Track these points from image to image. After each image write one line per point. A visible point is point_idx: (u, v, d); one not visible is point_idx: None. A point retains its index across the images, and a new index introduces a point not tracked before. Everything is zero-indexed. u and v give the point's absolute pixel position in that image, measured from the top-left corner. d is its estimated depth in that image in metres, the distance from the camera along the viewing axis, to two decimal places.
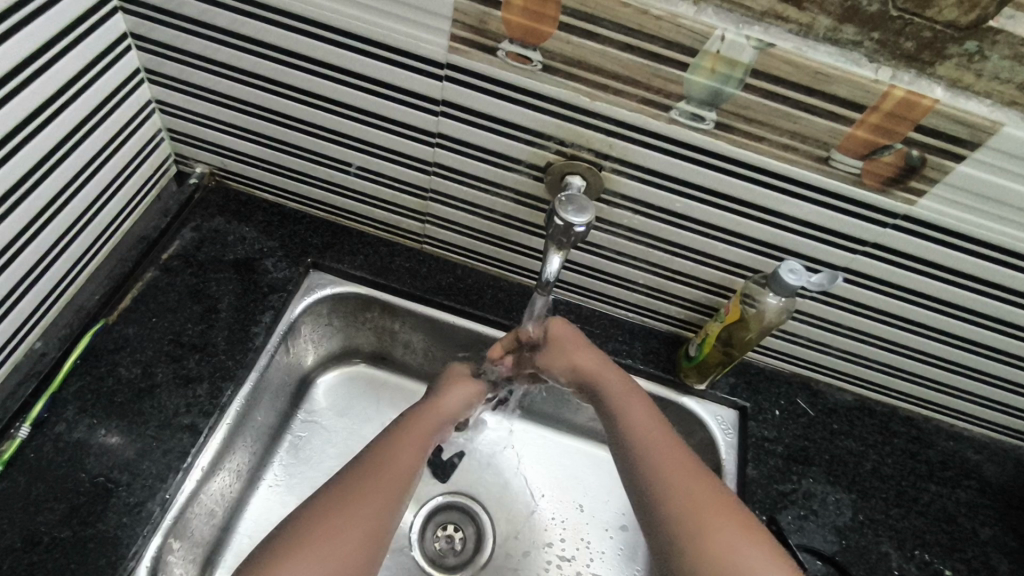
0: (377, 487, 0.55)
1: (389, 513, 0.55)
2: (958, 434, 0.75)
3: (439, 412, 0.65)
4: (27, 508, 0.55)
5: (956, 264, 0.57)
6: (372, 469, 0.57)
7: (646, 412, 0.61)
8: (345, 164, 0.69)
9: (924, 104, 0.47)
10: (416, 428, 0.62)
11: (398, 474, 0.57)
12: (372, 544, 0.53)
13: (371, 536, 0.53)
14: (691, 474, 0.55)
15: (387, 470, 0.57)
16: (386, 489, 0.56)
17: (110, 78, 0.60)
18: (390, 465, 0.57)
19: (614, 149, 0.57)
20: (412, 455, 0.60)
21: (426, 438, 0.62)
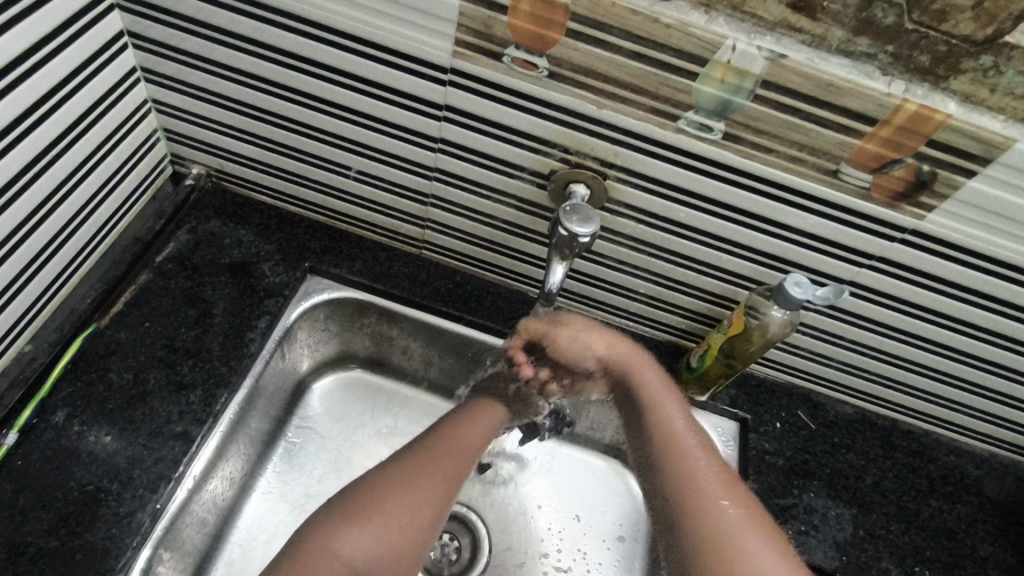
0: (428, 480, 0.59)
1: (443, 505, 0.59)
2: (959, 449, 0.75)
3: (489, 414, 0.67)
4: (13, 518, 0.54)
5: (964, 279, 0.57)
6: (421, 465, 0.59)
7: (664, 401, 0.63)
8: (345, 168, 0.68)
9: (936, 119, 0.46)
10: (470, 426, 0.65)
11: (451, 468, 0.60)
12: (420, 536, 0.57)
13: (421, 528, 0.57)
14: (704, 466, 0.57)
15: (439, 464, 0.60)
16: (440, 482, 0.59)
17: (105, 77, 0.59)
18: (442, 458, 0.60)
19: (619, 158, 0.56)
20: (465, 451, 0.62)
21: (478, 436, 0.65)
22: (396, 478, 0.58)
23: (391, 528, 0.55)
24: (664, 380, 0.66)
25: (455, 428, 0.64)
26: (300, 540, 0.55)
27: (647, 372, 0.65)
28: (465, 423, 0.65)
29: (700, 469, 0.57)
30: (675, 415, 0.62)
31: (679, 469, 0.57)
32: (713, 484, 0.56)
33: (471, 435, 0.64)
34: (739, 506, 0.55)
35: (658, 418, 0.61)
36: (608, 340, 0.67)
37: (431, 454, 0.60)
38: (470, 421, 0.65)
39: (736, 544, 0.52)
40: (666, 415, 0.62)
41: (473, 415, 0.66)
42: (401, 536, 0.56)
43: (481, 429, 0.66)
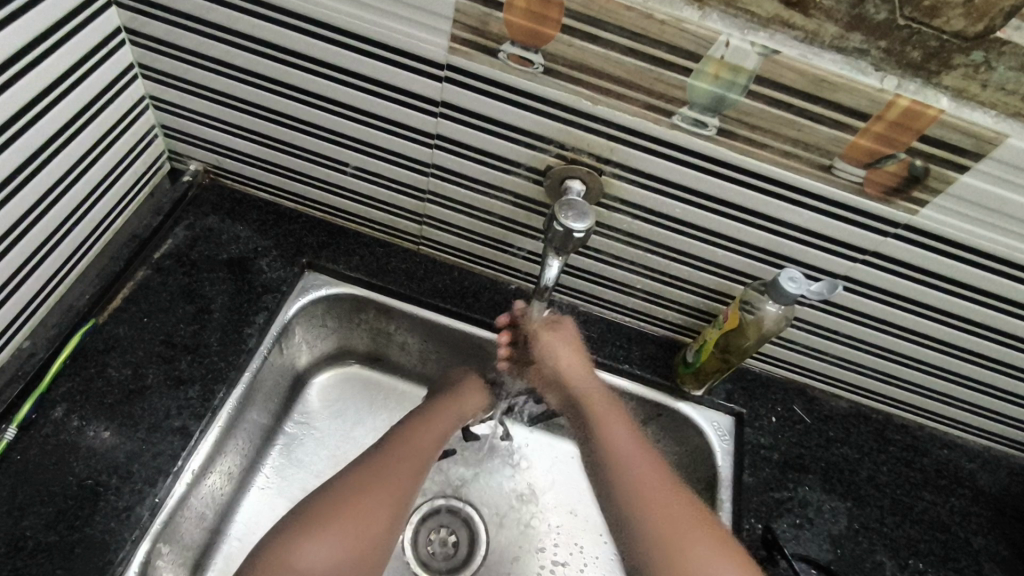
0: (387, 487, 0.59)
1: (403, 508, 0.59)
2: (953, 443, 0.75)
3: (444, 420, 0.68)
4: (12, 513, 0.54)
5: (957, 274, 0.57)
6: (380, 472, 0.60)
7: (614, 424, 0.63)
8: (342, 164, 0.68)
9: (929, 114, 0.46)
10: (426, 432, 0.66)
11: (409, 473, 0.61)
12: (383, 538, 0.57)
13: (381, 531, 0.57)
14: (663, 495, 0.57)
15: (398, 469, 0.61)
16: (397, 487, 0.60)
17: (103, 73, 0.59)
18: (399, 464, 0.61)
19: (615, 154, 0.56)
20: (421, 456, 0.63)
21: (432, 441, 0.66)
22: (355, 487, 0.58)
23: (354, 534, 0.56)
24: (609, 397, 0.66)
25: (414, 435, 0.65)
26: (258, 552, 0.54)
27: (587, 387, 0.66)
28: (418, 429, 0.66)
29: (651, 477, 0.59)
30: (614, 422, 0.63)
31: (632, 485, 0.58)
32: (664, 497, 0.57)
33: (425, 441, 0.65)
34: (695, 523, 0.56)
35: (609, 448, 0.61)
36: (555, 357, 0.67)
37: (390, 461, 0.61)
38: (425, 427, 0.67)
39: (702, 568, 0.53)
40: (609, 422, 0.63)
41: (427, 421, 0.68)
42: (362, 540, 0.56)
43: (435, 431, 0.67)
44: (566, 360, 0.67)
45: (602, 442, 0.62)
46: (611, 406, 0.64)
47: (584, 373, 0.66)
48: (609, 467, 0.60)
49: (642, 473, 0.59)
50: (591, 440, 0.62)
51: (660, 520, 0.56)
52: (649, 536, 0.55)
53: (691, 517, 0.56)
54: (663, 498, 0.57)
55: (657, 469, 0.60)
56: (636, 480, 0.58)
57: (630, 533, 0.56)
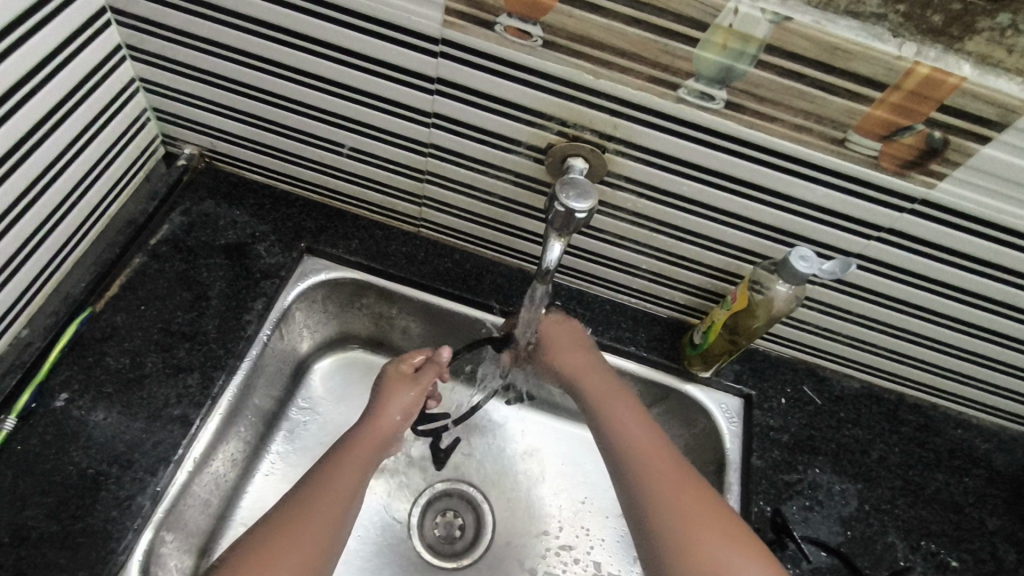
0: (335, 494, 0.56)
1: (342, 520, 0.55)
2: (967, 422, 0.74)
3: (394, 413, 0.64)
4: (14, 503, 0.54)
5: (976, 251, 0.55)
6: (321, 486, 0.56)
7: (621, 409, 0.61)
8: (338, 145, 0.67)
9: (950, 82, 0.44)
10: (375, 429, 0.62)
11: (352, 475, 0.58)
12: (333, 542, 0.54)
13: (322, 546, 0.53)
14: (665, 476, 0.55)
15: (344, 476, 0.57)
16: (339, 498, 0.56)
17: (90, 55, 0.57)
18: (345, 465, 0.58)
19: (619, 130, 0.54)
20: (363, 458, 0.59)
21: (381, 439, 0.62)
22: (304, 501, 0.55)
23: (307, 545, 0.52)
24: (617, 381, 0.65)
25: (360, 437, 0.61)
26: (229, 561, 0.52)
27: (595, 374, 0.65)
28: (368, 429, 0.62)
29: (657, 473, 0.56)
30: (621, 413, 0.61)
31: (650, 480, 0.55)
32: (675, 495, 0.54)
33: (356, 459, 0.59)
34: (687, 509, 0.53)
35: (618, 429, 0.60)
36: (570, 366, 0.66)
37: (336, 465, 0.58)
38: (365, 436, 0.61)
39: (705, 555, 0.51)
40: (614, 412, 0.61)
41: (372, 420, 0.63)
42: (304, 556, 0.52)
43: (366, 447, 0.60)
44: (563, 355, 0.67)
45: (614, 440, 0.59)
46: (618, 390, 0.63)
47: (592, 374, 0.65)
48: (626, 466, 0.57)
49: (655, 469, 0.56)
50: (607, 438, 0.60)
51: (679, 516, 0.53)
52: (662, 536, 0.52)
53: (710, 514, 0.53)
54: (673, 495, 0.54)
55: (674, 466, 0.56)
56: (650, 478, 0.56)
57: (648, 535, 0.53)
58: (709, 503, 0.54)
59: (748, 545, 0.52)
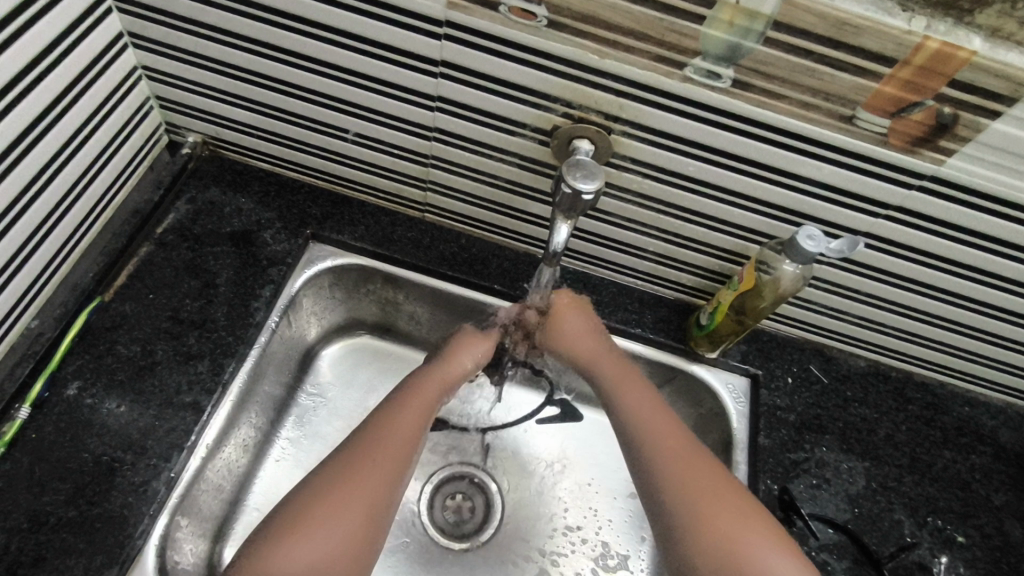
0: (387, 455, 0.56)
1: (397, 481, 0.55)
2: (973, 400, 0.74)
3: (454, 371, 0.64)
4: (31, 489, 0.55)
5: (986, 228, 0.55)
6: (374, 446, 0.56)
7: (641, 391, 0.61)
8: (342, 131, 0.66)
9: (960, 56, 0.44)
10: (428, 387, 0.62)
11: (400, 448, 0.57)
12: (374, 527, 0.53)
13: (373, 508, 0.53)
14: (691, 455, 0.56)
15: (398, 436, 0.57)
16: (396, 456, 0.56)
17: (92, 43, 0.57)
18: (396, 435, 0.57)
19: (624, 111, 0.54)
20: (412, 429, 0.59)
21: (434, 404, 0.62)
22: (353, 463, 0.55)
23: (351, 507, 0.52)
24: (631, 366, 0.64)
25: (414, 396, 0.61)
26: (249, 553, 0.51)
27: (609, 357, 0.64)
28: (423, 386, 0.62)
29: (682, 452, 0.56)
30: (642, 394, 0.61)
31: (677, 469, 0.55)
32: (704, 470, 0.55)
33: (412, 416, 0.59)
34: (714, 482, 0.54)
35: (641, 409, 0.60)
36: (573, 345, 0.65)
37: (378, 439, 0.57)
38: (420, 394, 0.61)
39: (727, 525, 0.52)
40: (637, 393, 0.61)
41: (431, 375, 0.63)
42: (351, 519, 0.52)
43: (423, 406, 0.61)
44: (574, 335, 0.65)
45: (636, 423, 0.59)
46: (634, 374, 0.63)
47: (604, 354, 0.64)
48: (653, 453, 0.57)
49: (683, 460, 0.56)
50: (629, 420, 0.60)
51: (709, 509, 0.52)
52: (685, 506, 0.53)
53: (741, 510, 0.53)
54: (700, 471, 0.55)
55: (698, 445, 0.57)
56: (675, 459, 0.56)
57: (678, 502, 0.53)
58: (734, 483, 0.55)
59: (771, 523, 0.53)
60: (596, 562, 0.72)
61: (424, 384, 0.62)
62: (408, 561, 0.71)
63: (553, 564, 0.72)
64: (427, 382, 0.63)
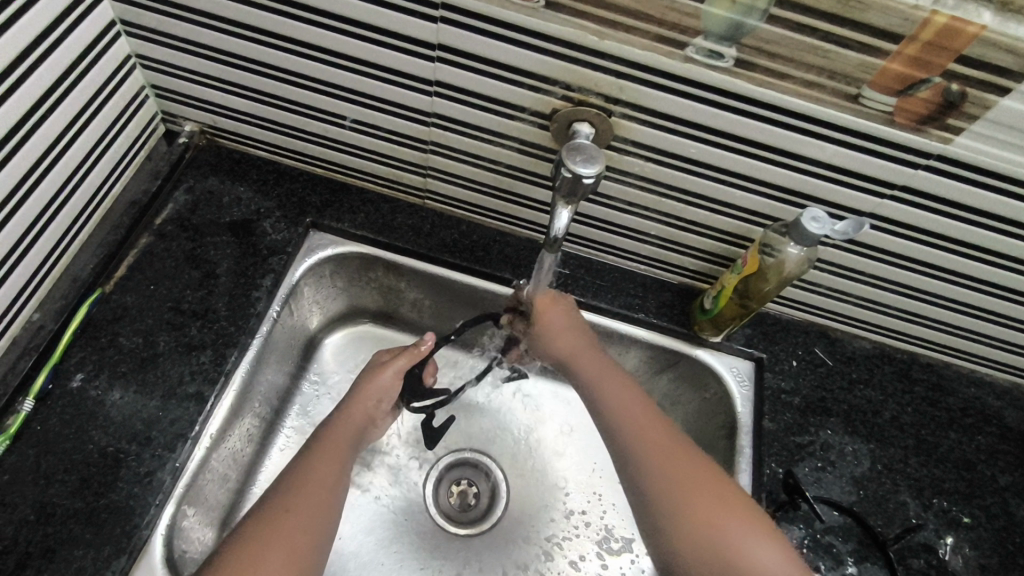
0: (309, 495, 0.55)
1: (325, 520, 0.55)
2: (979, 380, 0.74)
3: (366, 404, 0.65)
4: (37, 481, 0.55)
5: (995, 207, 0.54)
6: (298, 486, 0.56)
7: (622, 387, 0.60)
8: (339, 118, 0.66)
9: (969, 32, 0.42)
10: (342, 428, 0.62)
11: (322, 486, 0.56)
12: (313, 553, 0.53)
13: (306, 548, 0.53)
14: (671, 457, 0.55)
15: (316, 477, 0.57)
16: (319, 496, 0.56)
17: (83, 32, 0.56)
18: (316, 477, 0.57)
19: (625, 93, 0.53)
20: (335, 464, 0.59)
21: (353, 437, 0.62)
22: (282, 503, 0.54)
23: (287, 544, 0.52)
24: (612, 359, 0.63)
25: (329, 440, 0.60)
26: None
27: (589, 351, 0.63)
28: (334, 428, 0.62)
29: (663, 454, 0.56)
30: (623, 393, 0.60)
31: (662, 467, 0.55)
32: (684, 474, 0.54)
33: (328, 461, 0.59)
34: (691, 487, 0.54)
35: (620, 406, 0.59)
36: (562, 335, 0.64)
37: (311, 467, 0.57)
38: (334, 435, 0.61)
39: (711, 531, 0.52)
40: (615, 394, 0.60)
41: (342, 415, 0.63)
42: (288, 557, 0.52)
43: (336, 449, 0.60)
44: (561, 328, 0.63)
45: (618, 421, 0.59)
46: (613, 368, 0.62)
47: (587, 350, 0.63)
48: (631, 457, 0.57)
49: (664, 457, 0.55)
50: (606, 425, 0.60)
51: (697, 510, 0.52)
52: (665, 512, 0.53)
53: (727, 498, 0.53)
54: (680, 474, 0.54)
55: (676, 444, 0.57)
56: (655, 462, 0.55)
57: (656, 511, 0.54)
58: (712, 480, 0.54)
59: (752, 515, 0.53)
60: (600, 545, 0.73)
61: (343, 412, 0.63)
62: (414, 548, 0.71)
63: (557, 548, 0.72)
64: (343, 416, 0.63)
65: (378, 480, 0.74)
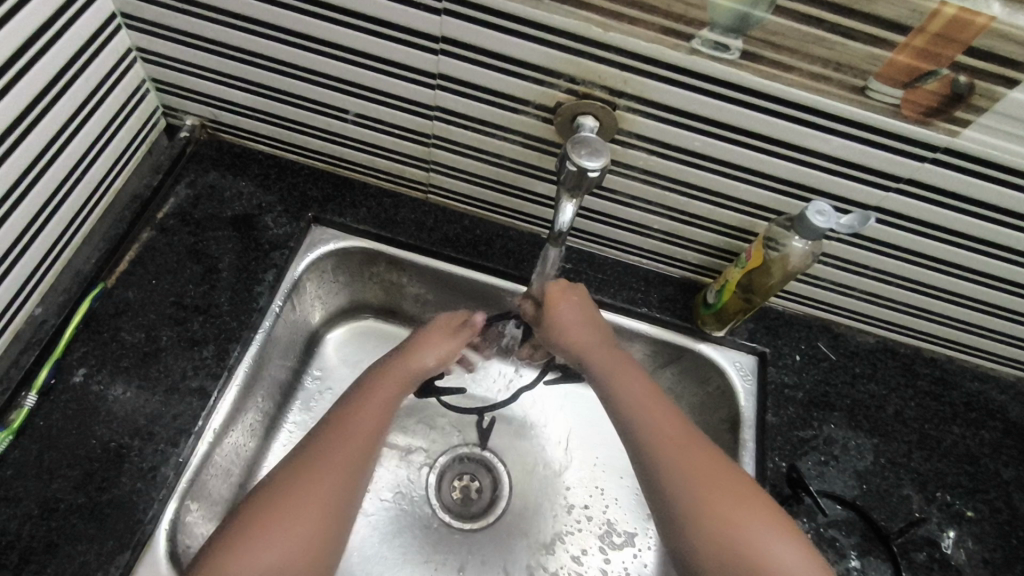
0: (333, 467, 0.55)
1: (348, 494, 0.54)
2: (983, 374, 0.74)
3: (407, 370, 0.63)
4: (40, 476, 0.55)
5: (1001, 200, 0.54)
6: (321, 458, 0.55)
7: (634, 379, 0.60)
8: (342, 111, 0.65)
9: (978, 23, 0.42)
10: (376, 395, 0.60)
11: (347, 458, 0.55)
12: (332, 532, 0.53)
13: (325, 521, 0.52)
14: (686, 448, 0.55)
15: (342, 447, 0.56)
16: (343, 469, 0.55)
17: (84, 24, 0.56)
18: (341, 448, 0.56)
19: (629, 86, 0.53)
20: (365, 434, 0.57)
21: (390, 404, 0.61)
22: (302, 475, 0.54)
23: (306, 518, 0.52)
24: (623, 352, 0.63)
25: (359, 408, 0.59)
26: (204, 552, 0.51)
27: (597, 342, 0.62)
28: (366, 396, 0.60)
29: (678, 447, 0.55)
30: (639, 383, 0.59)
31: (676, 458, 0.54)
32: (699, 467, 0.54)
33: (357, 431, 0.57)
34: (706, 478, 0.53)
35: (632, 398, 0.58)
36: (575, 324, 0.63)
37: (338, 444, 0.56)
38: (366, 403, 0.60)
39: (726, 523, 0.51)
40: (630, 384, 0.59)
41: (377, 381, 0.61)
42: (306, 529, 0.51)
43: (370, 419, 0.58)
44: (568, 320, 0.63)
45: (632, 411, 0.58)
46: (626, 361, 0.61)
47: (600, 342, 0.63)
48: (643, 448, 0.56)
49: (678, 449, 0.55)
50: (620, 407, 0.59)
51: (711, 503, 0.52)
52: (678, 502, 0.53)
53: (744, 497, 0.53)
54: (695, 466, 0.54)
55: (689, 438, 0.56)
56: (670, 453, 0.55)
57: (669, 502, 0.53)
58: (727, 473, 0.54)
59: (768, 510, 0.53)
60: (602, 540, 0.73)
61: (379, 384, 0.61)
62: (418, 543, 0.71)
63: (560, 542, 0.72)
64: (381, 382, 0.61)
65: (381, 475, 0.74)
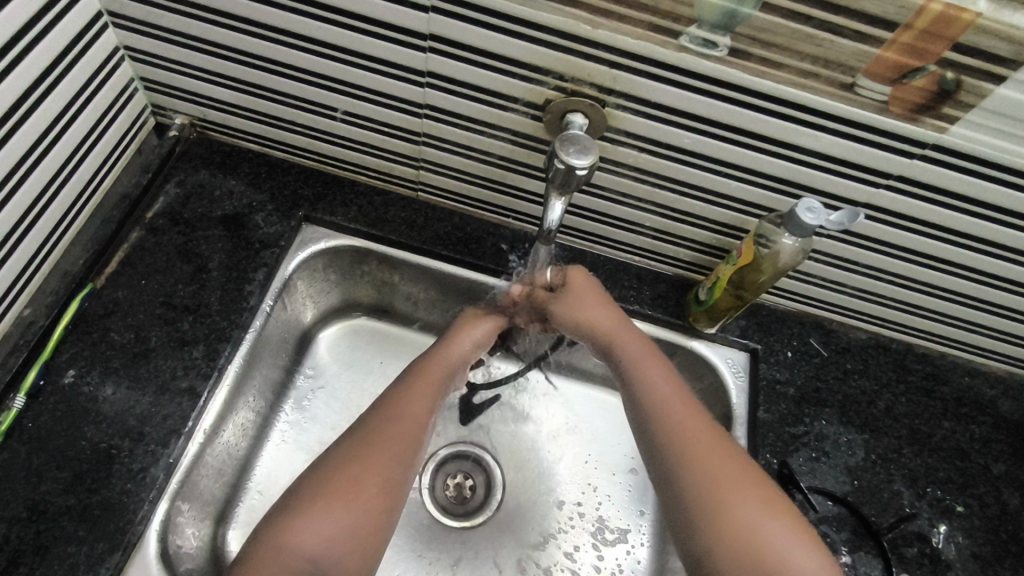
0: (386, 449, 0.55)
1: (400, 479, 0.54)
2: (974, 370, 0.74)
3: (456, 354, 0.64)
4: (29, 478, 0.55)
5: (989, 196, 0.54)
6: (373, 442, 0.55)
7: (660, 375, 0.59)
8: (331, 109, 0.65)
9: (965, 19, 0.42)
10: (428, 378, 0.61)
11: (401, 441, 0.56)
12: (384, 515, 0.53)
13: (377, 506, 0.52)
14: (710, 449, 0.54)
15: (395, 431, 0.56)
16: (395, 454, 0.55)
17: (70, 23, 0.55)
18: (395, 431, 0.56)
19: (618, 83, 0.52)
20: (417, 416, 0.58)
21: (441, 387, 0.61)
22: (354, 455, 0.54)
23: (355, 500, 0.52)
24: (648, 345, 0.62)
25: (412, 389, 0.59)
26: (256, 536, 0.51)
27: (627, 334, 0.62)
28: (421, 376, 0.61)
29: (700, 448, 0.54)
30: (664, 380, 0.59)
31: (689, 455, 0.54)
32: (723, 469, 0.53)
33: (411, 413, 0.58)
34: (731, 482, 0.53)
35: (654, 397, 0.58)
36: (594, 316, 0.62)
37: (391, 419, 0.56)
38: (419, 386, 0.60)
39: (746, 530, 0.51)
40: (657, 381, 0.59)
41: (428, 363, 0.62)
42: (357, 512, 0.51)
43: (422, 402, 0.59)
44: (589, 311, 0.62)
45: (652, 412, 0.57)
46: (652, 354, 0.61)
47: (621, 334, 0.62)
48: (664, 450, 0.55)
49: (702, 451, 0.54)
50: (636, 398, 0.58)
51: (733, 506, 0.51)
52: (698, 505, 0.52)
53: (764, 501, 0.52)
54: (719, 469, 0.53)
55: (712, 438, 0.55)
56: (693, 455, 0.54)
57: (686, 504, 0.52)
58: (753, 479, 0.53)
59: (789, 515, 0.52)
60: (595, 537, 0.73)
61: (431, 366, 0.62)
62: (412, 541, 0.71)
63: (552, 538, 0.72)
64: (433, 364, 0.62)
65: None
